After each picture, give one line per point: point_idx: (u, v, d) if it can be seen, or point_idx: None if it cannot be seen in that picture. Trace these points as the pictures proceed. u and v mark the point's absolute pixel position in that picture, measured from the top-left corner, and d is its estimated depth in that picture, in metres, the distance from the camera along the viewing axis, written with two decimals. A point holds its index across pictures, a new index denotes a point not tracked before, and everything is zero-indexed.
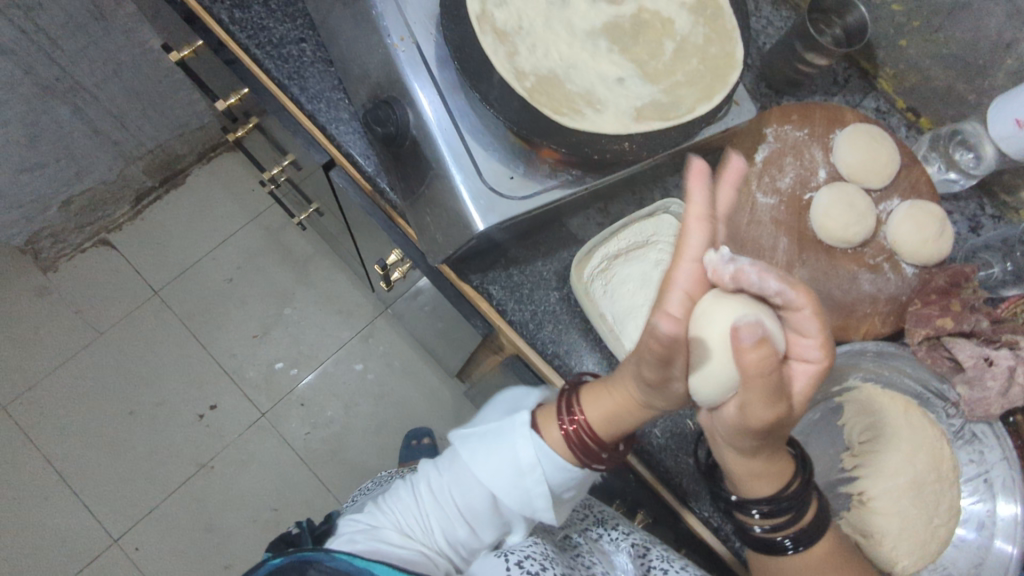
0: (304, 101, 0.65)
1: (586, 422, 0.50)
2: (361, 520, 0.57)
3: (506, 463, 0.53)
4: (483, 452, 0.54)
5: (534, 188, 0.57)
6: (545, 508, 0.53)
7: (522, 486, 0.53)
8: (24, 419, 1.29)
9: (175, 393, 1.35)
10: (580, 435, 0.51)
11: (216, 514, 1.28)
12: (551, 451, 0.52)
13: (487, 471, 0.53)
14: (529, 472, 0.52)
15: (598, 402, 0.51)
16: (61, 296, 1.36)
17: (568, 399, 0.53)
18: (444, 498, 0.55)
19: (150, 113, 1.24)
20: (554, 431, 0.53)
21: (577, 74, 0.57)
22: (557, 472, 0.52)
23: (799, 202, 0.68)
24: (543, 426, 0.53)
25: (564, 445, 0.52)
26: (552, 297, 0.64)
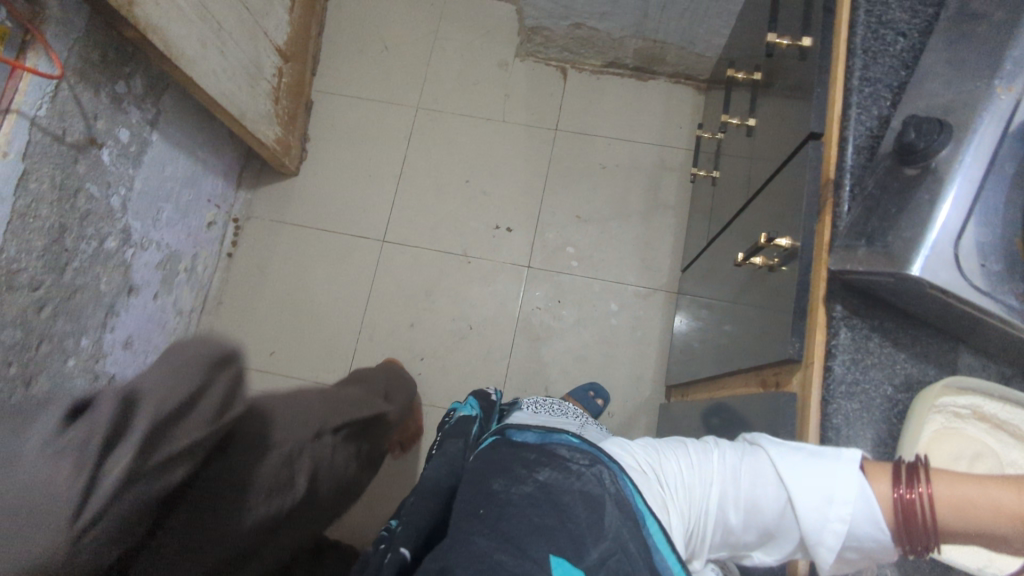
0: (856, 76, 0.68)
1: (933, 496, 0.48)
2: (641, 460, 0.60)
3: (817, 486, 0.52)
4: (796, 457, 0.54)
5: (991, 291, 0.53)
6: (830, 546, 0.51)
7: (823, 513, 0.51)
8: (422, 128, 1.63)
9: (500, 198, 1.56)
10: (921, 506, 0.48)
11: (442, 289, 1.50)
12: (874, 500, 0.50)
13: (796, 482, 0.52)
14: (839, 504, 0.51)
15: (950, 482, 0.48)
16: (509, 79, 1.64)
17: (915, 466, 0.50)
18: (736, 481, 0.55)
19: (685, 15, 1.36)
20: (885, 487, 0.51)
21: None
22: (865, 522, 0.50)
23: None
24: (872, 474, 0.52)
25: (886, 497, 0.50)
26: (883, 388, 0.60)
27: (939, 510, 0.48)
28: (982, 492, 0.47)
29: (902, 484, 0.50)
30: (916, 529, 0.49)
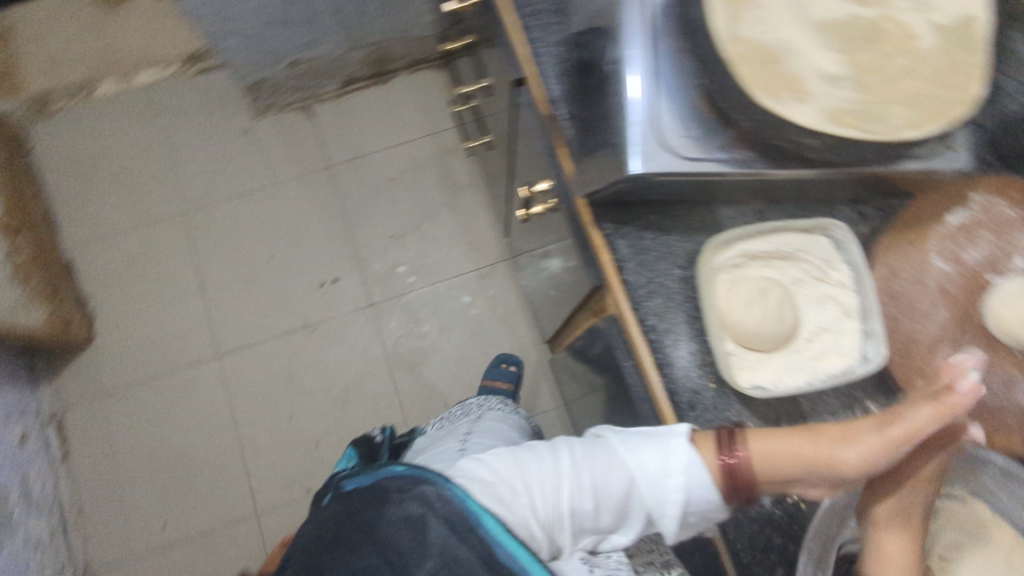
0: (521, 14, 0.69)
1: (747, 457, 0.53)
2: (490, 470, 0.59)
3: (655, 460, 0.55)
4: (636, 443, 0.57)
5: (701, 155, 0.56)
6: (672, 515, 0.56)
7: (661, 487, 0.56)
8: (199, 229, 1.52)
9: (310, 256, 1.50)
10: (738, 467, 0.53)
11: (301, 370, 1.43)
12: (707, 474, 0.54)
13: (637, 460, 0.56)
14: (675, 476, 0.55)
15: (768, 440, 0.54)
16: (259, 141, 1.56)
17: (733, 431, 0.55)
18: (585, 478, 0.57)
19: (385, 10, 1.35)
20: (715, 457, 0.54)
21: (791, 59, 0.54)
22: (700, 489, 0.54)
23: (976, 280, 0.60)
24: (700, 445, 0.55)
25: (718, 466, 0.54)
26: (672, 274, 0.63)
27: (759, 467, 0.53)
28: (788, 443, 0.54)
29: (727, 452, 0.54)
30: (744, 486, 0.54)
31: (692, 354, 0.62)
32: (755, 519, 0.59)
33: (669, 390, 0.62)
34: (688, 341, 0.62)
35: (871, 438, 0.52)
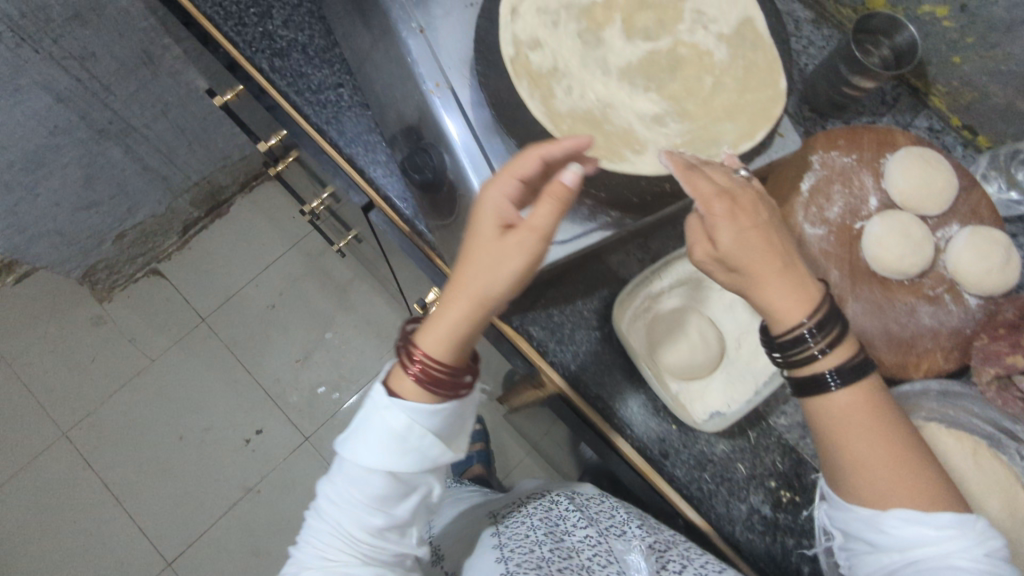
0: (343, 145, 0.67)
1: (427, 355, 0.47)
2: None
3: (383, 440, 0.49)
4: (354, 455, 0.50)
5: (574, 231, 0.55)
6: (442, 452, 0.50)
7: (411, 448, 0.49)
8: (83, 445, 1.34)
9: (223, 418, 1.39)
10: (428, 371, 0.47)
11: (262, 538, 1.31)
12: (410, 403, 0.48)
13: (368, 455, 0.49)
14: (407, 434, 0.48)
15: (433, 330, 0.47)
16: (116, 324, 1.42)
17: (405, 345, 0.48)
18: (350, 501, 0.51)
19: (196, 148, 1.27)
20: (406, 380, 0.49)
21: (616, 114, 0.55)
22: (432, 417, 0.49)
23: (849, 231, 0.66)
24: (396, 386, 0.49)
25: (414, 387, 0.48)
26: (593, 337, 0.63)
27: (437, 355, 0.47)
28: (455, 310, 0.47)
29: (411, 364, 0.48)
30: (442, 380, 0.48)
31: (642, 405, 0.62)
32: (764, 532, 0.61)
33: (637, 447, 0.62)
34: (635, 395, 0.62)
35: (492, 247, 0.46)
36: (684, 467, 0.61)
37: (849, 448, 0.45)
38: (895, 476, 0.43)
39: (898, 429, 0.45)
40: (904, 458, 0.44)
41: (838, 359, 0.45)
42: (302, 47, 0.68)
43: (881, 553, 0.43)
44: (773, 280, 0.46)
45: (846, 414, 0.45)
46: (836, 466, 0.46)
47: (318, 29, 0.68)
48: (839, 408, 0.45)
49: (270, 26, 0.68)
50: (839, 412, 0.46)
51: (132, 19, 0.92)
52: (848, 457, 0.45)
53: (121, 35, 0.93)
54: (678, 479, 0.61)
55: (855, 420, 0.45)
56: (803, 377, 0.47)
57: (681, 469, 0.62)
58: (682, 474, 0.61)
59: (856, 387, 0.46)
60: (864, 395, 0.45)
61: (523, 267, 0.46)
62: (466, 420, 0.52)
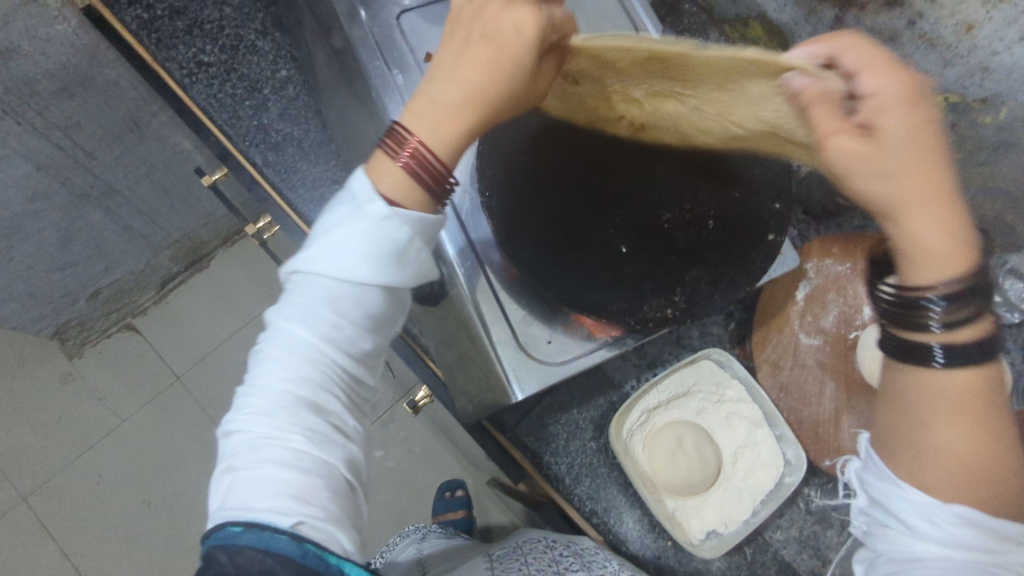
0: None
1: (420, 141, 0.40)
2: (258, 433, 0.39)
3: (372, 244, 0.39)
4: (292, 309, 0.40)
5: (574, 352, 0.55)
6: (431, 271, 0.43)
7: (401, 262, 0.41)
8: (43, 511, 1.27)
9: (194, 482, 1.33)
10: (416, 160, 0.40)
11: None
12: (402, 209, 0.40)
13: (357, 262, 0.39)
14: (404, 247, 0.40)
15: (425, 119, 0.40)
16: (85, 382, 1.36)
17: (393, 127, 0.41)
18: (330, 323, 0.40)
19: (178, 208, 1.25)
20: (387, 175, 0.41)
21: None
22: (422, 225, 0.41)
23: (843, 341, 0.64)
24: (378, 182, 0.40)
25: (398, 185, 0.40)
26: (588, 447, 0.62)
27: (436, 146, 0.40)
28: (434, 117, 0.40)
29: (397, 157, 0.40)
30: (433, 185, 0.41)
31: (637, 520, 0.61)
32: None
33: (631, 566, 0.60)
34: (630, 509, 0.61)
35: (495, 28, 0.39)
36: None
37: (937, 431, 0.36)
38: (967, 483, 0.35)
39: (1002, 425, 0.36)
40: (986, 457, 0.35)
41: (958, 284, 0.35)
42: (298, 141, 0.69)
43: (914, 539, 0.37)
44: (912, 178, 0.35)
45: (948, 398, 0.36)
46: (905, 439, 0.38)
47: (316, 125, 0.70)
48: (945, 386, 0.36)
49: (264, 118, 0.68)
50: (932, 389, 0.37)
51: (121, 90, 0.90)
52: (927, 440, 0.36)
53: (108, 104, 0.91)
54: None
55: (966, 399, 0.36)
56: (911, 341, 0.37)
57: None
58: None
59: (975, 372, 0.35)
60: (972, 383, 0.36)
61: (523, 74, 0.40)
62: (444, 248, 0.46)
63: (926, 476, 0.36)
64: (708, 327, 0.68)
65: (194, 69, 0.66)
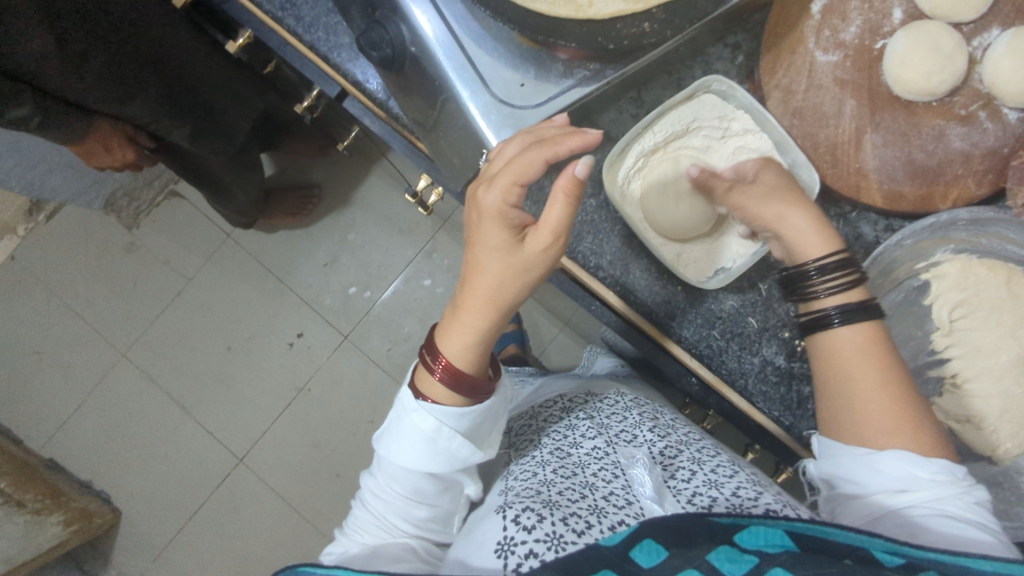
0: (302, 31, 0.63)
1: (451, 342, 0.55)
2: (391, 476, 0.59)
3: (418, 439, 0.57)
4: (394, 443, 0.58)
5: (548, 92, 0.52)
6: (468, 452, 0.58)
7: (441, 449, 0.57)
8: (143, 363, 1.43)
9: (264, 326, 1.44)
10: (447, 369, 0.55)
11: (320, 432, 1.40)
12: (444, 405, 0.57)
13: (408, 455, 0.57)
14: (448, 437, 0.57)
15: (477, 274, 0.52)
16: (147, 249, 1.44)
17: (442, 323, 0.57)
18: (393, 495, 0.59)
19: None
20: (436, 386, 0.57)
21: None
22: (456, 419, 0.57)
23: (869, 52, 0.58)
24: (444, 342, 0.56)
25: (446, 390, 0.57)
26: (588, 205, 0.60)
27: (497, 303, 0.52)
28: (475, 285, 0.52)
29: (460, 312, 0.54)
30: (475, 383, 0.56)
31: (644, 268, 0.60)
32: (778, 383, 0.59)
33: (642, 312, 0.60)
34: (636, 260, 0.60)
35: (501, 260, 0.50)
36: (693, 326, 0.60)
37: (857, 385, 0.47)
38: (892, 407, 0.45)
39: (894, 369, 0.47)
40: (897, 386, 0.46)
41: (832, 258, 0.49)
42: None
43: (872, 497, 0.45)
44: (794, 203, 0.51)
45: (850, 344, 0.48)
46: (838, 406, 0.48)
47: None
48: (847, 345, 0.48)
49: None
50: (842, 354, 0.48)
51: None
52: (858, 394, 0.46)
53: None
54: (686, 338, 0.60)
55: (864, 356, 0.47)
56: (812, 315, 0.50)
57: (690, 329, 0.60)
58: (690, 333, 0.60)
59: (862, 329, 0.48)
60: (865, 337, 0.48)
61: (504, 226, 0.49)
62: (492, 421, 0.61)
63: (870, 432, 0.46)
64: (712, 63, 0.61)
65: None
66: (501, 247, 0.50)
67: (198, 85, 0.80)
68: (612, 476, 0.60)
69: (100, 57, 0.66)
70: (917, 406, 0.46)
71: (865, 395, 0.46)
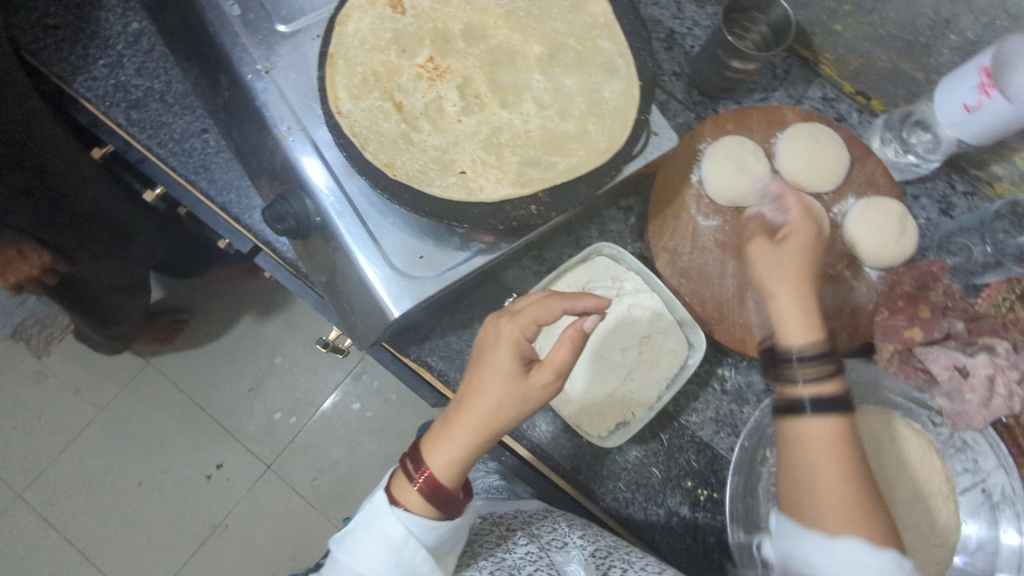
0: (214, 194, 0.64)
1: (436, 454, 0.49)
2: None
3: (381, 544, 0.49)
4: (356, 544, 0.50)
5: (446, 263, 0.54)
6: (431, 570, 0.50)
7: (403, 559, 0.49)
8: (38, 503, 1.31)
9: (180, 458, 1.36)
10: (428, 479, 0.49)
11: (235, 573, 1.30)
12: (418, 515, 0.49)
13: (367, 562, 0.49)
14: (413, 549, 0.49)
15: (480, 387, 0.48)
16: (56, 377, 1.37)
17: (432, 428, 0.51)
18: None
19: None
20: (412, 494, 0.49)
21: (461, 149, 0.53)
22: (428, 532, 0.50)
23: (745, 217, 0.63)
24: (429, 449, 0.49)
25: (423, 500, 0.49)
26: None
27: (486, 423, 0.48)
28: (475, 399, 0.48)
29: (454, 420, 0.49)
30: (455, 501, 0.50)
31: (549, 421, 0.61)
32: (684, 534, 0.60)
33: (551, 465, 0.61)
34: (542, 412, 0.62)
35: (509, 385, 0.48)
36: (600, 480, 0.61)
37: (819, 477, 0.44)
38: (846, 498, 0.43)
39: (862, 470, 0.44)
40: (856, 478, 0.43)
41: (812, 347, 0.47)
42: (160, 95, 0.66)
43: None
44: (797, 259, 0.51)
45: (822, 434, 0.45)
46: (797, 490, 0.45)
47: (177, 75, 0.66)
48: (815, 440, 0.45)
49: (123, 76, 0.66)
50: (812, 450, 0.45)
51: None
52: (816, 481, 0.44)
53: None
54: (595, 492, 0.60)
55: (828, 452, 0.44)
56: (787, 401, 0.47)
57: (598, 484, 0.61)
58: (599, 488, 0.61)
59: (832, 418, 0.45)
60: (834, 435, 0.45)
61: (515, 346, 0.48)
62: (455, 542, 0.54)
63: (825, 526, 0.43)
64: (607, 224, 0.67)
65: (40, 33, 0.65)
66: (510, 371, 0.48)
67: (88, 218, 0.77)
68: None
69: (25, 214, 0.66)
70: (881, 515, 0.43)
71: (826, 489, 0.43)
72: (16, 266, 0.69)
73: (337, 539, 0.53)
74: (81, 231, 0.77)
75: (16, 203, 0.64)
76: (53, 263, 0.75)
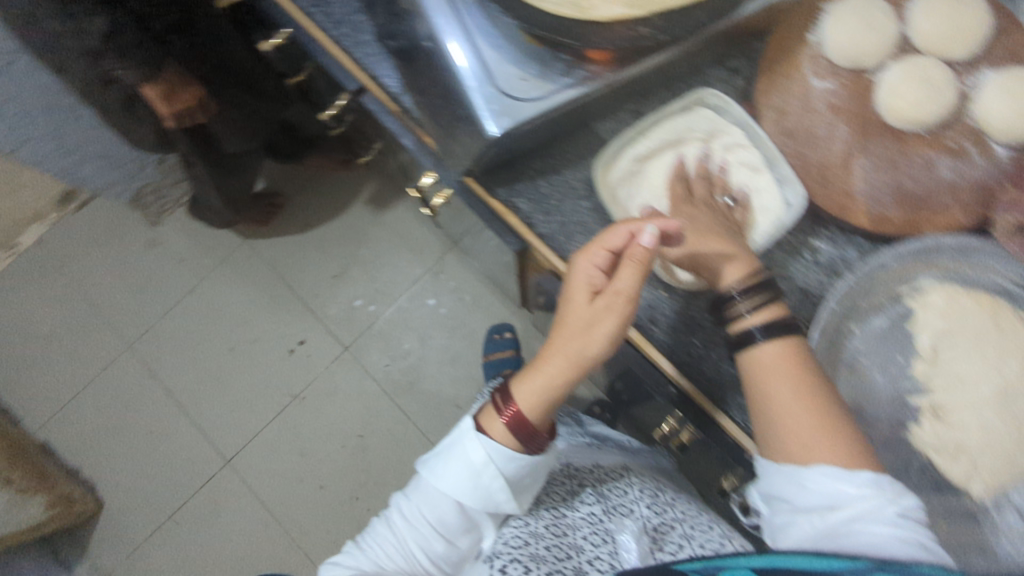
0: (330, 27, 0.67)
1: (520, 389, 0.57)
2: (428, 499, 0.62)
3: (462, 464, 0.60)
4: (442, 466, 0.61)
5: (546, 88, 0.55)
6: (505, 501, 0.61)
7: (480, 483, 0.60)
8: (145, 355, 1.45)
9: (268, 330, 1.46)
10: (512, 413, 0.57)
11: (309, 440, 1.40)
12: (501, 445, 0.58)
13: (449, 482, 0.60)
14: (485, 476, 0.59)
15: (563, 328, 0.56)
16: (167, 246, 1.50)
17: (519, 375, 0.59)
18: (421, 519, 0.63)
19: None
20: (498, 425, 0.58)
21: None
22: (506, 464, 0.59)
23: (862, 81, 0.58)
24: (514, 387, 0.58)
25: (507, 431, 0.58)
26: (582, 207, 0.62)
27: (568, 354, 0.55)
28: (559, 342, 0.56)
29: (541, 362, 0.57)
30: (535, 431, 0.57)
31: None
32: None
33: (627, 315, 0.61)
34: None
35: (587, 316, 0.54)
36: (674, 333, 0.61)
37: (774, 398, 0.50)
38: (811, 419, 0.48)
39: (810, 370, 0.50)
40: (817, 405, 0.48)
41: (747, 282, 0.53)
42: None
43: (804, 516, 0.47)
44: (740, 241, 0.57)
45: (775, 360, 0.50)
46: (764, 423, 0.50)
47: None
48: (768, 362, 0.51)
49: None
50: (764, 377, 0.51)
51: None
52: (775, 405, 0.49)
53: None
54: (667, 345, 0.61)
55: (781, 369, 0.50)
56: (738, 335, 0.53)
57: (671, 337, 0.61)
58: (671, 340, 0.61)
59: (783, 344, 0.51)
60: (784, 353, 0.51)
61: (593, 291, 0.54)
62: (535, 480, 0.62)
63: (783, 442, 0.49)
64: (711, 84, 0.65)
65: None
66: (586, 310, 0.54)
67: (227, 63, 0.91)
68: (599, 540, 0.66)
69: (178, 45, 0.84)
70: (841, 420, 0.48)
71: (788, 413, 0.49)
72: (178, 94, 0.88)
73: (421, 463, 0.64)
74: (219, 73, 0.92)
75: (174, 35, 0.82)
76: (203, 98, 0.92)
